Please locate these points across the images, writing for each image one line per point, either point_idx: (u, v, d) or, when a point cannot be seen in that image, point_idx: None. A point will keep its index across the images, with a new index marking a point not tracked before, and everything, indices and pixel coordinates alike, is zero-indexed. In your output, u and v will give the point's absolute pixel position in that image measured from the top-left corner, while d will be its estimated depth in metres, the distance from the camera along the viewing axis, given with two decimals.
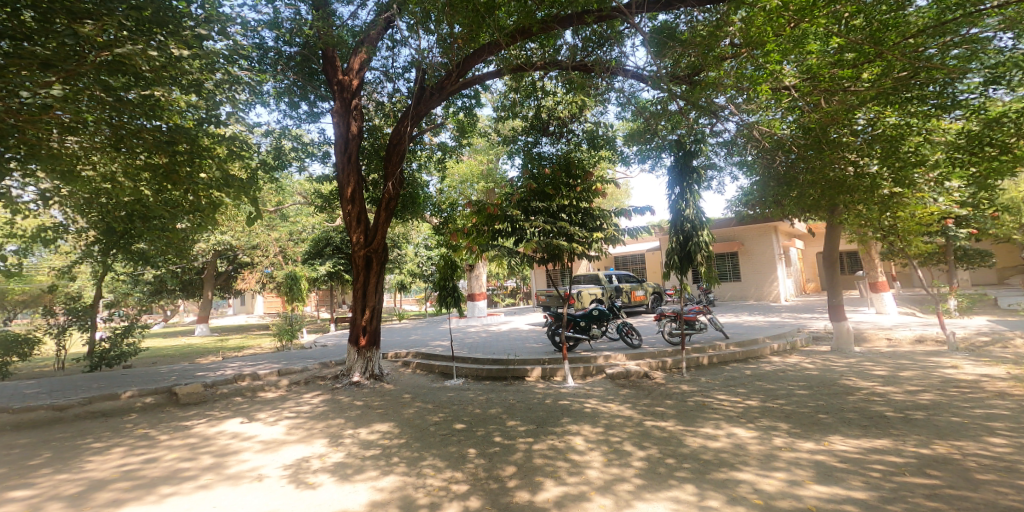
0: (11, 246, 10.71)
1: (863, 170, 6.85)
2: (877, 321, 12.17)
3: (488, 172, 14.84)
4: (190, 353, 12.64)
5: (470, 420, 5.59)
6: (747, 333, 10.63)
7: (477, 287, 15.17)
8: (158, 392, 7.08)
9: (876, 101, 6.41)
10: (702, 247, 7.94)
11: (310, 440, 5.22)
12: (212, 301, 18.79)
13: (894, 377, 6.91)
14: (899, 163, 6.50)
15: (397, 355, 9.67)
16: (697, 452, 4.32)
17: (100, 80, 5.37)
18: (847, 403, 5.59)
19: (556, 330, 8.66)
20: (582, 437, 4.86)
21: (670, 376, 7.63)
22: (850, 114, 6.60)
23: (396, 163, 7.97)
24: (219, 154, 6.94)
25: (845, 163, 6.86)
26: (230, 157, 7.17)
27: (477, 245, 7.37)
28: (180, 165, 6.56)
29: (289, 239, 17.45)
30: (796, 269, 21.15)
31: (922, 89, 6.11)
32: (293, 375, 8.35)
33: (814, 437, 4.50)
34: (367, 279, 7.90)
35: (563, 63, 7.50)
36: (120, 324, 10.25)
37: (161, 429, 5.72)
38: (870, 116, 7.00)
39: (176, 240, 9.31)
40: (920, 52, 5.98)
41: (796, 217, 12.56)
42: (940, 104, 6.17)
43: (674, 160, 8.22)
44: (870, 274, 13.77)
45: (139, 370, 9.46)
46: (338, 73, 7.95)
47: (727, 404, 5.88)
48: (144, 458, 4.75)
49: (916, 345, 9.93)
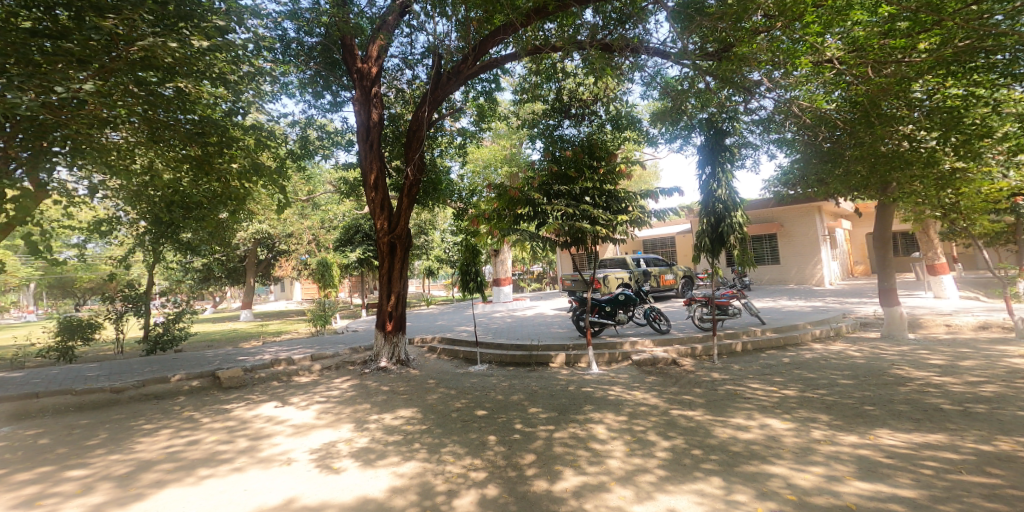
0: (74, 238, 11.39)
1: (920, 144, 6.27)
2: (934, 306, 11.39)
3: (512, 157, 14.63)
4: (235, 338, 13.21)
5: (492, 406, 5.57)
6: (786, 318, 10.17)
7: (503, 273, 15.16)
8: (203, 376, 7.36)
9: (936, 71, 5.89)
10: (735, 228, 7.56)
11: (338, 425, 5.31)
12: (254, 288, 19.54)
13: (952, 366, 6.44)
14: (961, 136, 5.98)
15: (423, 341, 9.78)
16: (725, 443, 4.14)
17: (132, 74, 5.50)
18: (897, 395, 5.23)
19: (581, 316, 8.52)
20: (605, 426, 4.75)
21: (701, 363, 7.39)
22: (906, 86, 6.08)
23: (416, 149, 7.90)
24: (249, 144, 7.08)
25: (897, 137, 6.33)
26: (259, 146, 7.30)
27: (498, 231, 7.19)
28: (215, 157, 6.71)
29: (322, 227, 17.88)
30: (841, 251, 20.07)
31: (986, 55, 5.59)
32: (325, 360, 8.55)
33: (857, 430, 4.23)
34: (392, 265, 7.96)
35: (584, 42, 7.24)
36: (172, 310, 10.76)
37: (204, 412, 5.97)
38: (929, 88, 6.45)
39: (216, 229, 9.67)
40: (985, 20, 5.48)
41: (840, 196, 11.87)
42: (1010, 71, 5.63)
43: (705, 139, 7.83)
44: (927, 256, 12.88)
45: (188, 354, 9.92)
46: (357, 61, 7.91)
47: (760, 393, 5.63)
48: (186, 440, 4.95)
49: (979, 331, 9.25)
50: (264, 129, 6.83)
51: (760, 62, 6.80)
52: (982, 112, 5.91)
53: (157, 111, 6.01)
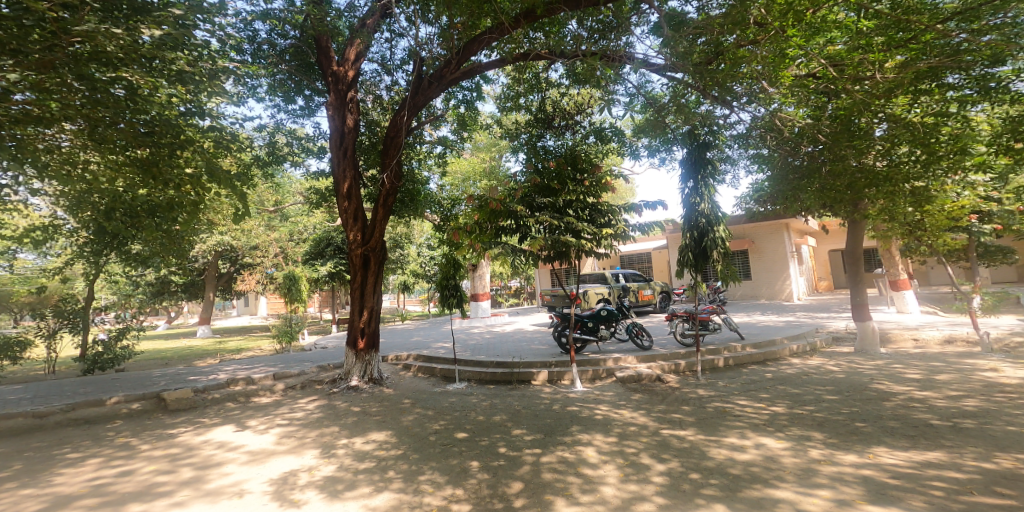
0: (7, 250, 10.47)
1: (892, 161, 6.38)
2: (901, 321, 11.65)
3: (491, 170, 14.43)
4: (188, 356, 12.38)
5: (473, 429, 5.21)
6: (764, 333, 10.18)
7: (480, 287, 14.85)
8: (146, 398, 6.70)
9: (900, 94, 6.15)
10: (718, 243, 7.50)
11: (301, 451, 4.84)
12: (213, 303, 18.50)
13: (930, 381, 6.47)
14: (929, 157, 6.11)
15: (398, 358, 9.31)
16: (723, 466, 3.91)
17: (71, 67, 5.03)
18: (886, 410, 5.15)
19: (562, 332, 8.26)
20: (594, 448, 4.47)
21: (685, 379, 7.21)
22: (880, 105, 6.26)
23: (393, 155, 7.59)
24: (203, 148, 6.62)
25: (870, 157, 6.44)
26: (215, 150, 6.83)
27: (481, 243, 6.87)
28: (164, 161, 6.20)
29: (290, 239, 17.19)
30: (808, 267, 20.65)
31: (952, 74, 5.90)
32: (289, 379, 7.98)
33: (855, 449, 4.07)
34: (365, 279, 7.55)
35: (569, 52, 7.15)
36: (115, 326, 10.02)
37: (144, 438, 5.37)
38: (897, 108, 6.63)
39: (170, 240, 9.02)
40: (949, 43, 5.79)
41: (810, 212, 12.16)
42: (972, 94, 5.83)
43: (687, 153, 7.82)
44: (890, 272, 13.27)
45: (132, 374, 9.11)
46: (332, 64, 7.57)
47: (750, 410, 5.46)
48: (120, 471, 4.39)
49: (945, 345, 9.46)
50: (221, 131, 6.41)
51: (742, 75, 6.82)
52: (955, 129, 6.02)
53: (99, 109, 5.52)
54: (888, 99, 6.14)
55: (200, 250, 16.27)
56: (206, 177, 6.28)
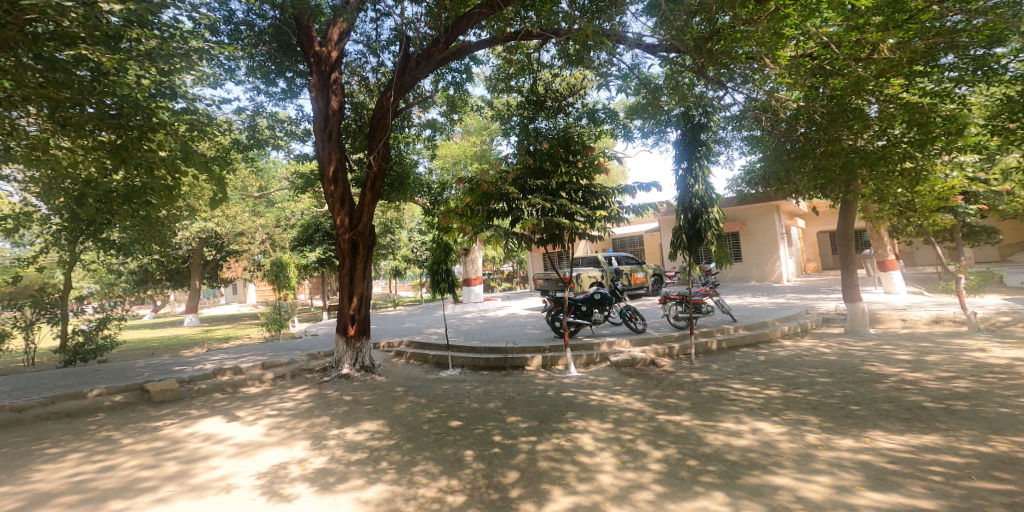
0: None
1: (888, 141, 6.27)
2: (889, 301, 11.75)
3: (482, 153, 14.19)
4: (174, 345, 12.17)
5: (467, 417, 5.13)
6: (756, 315, 10.20)
7: (472, 272, 14.69)
8: (129, 390, 6.56)
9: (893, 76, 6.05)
10: (712, 225, 7.42)
11: (290, 442, 4.73)
12: (200, 290, 18.21)
13: (921, 361, 6.51)
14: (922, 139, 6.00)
15: (389, 345, 9.19)
16: (721, 452, 3.88)
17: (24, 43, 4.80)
18: (879, 393, 5.16)
19: (556, 316, 8.18)
20: (590, 436, 4.42)
21: (678, 363, 7.19)
22: (876, 86, 6.17)
23: (379, 137, 7.34)
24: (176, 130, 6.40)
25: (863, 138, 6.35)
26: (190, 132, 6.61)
27: (471, 226, 6.86)
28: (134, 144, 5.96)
29: (277, 226, 16.87)
30: (797, 249, 20.77)
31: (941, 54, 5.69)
32: (278, 368, 7.85)
33: (851, 433, 4.06)
34: (354, 265, 7.38)
35: (560, 31, 6.95)
36: (96, 315, 9.71)
37: (127, 431, 5.23)
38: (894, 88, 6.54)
39: (150, 227, 8.76)
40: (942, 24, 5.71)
41: (802, 194, 12.14)
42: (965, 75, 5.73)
43: (681, 134, 7.68)
44: (879, 253, 13.37)
45: (114, 365, 8.91)
46: (314, 44, 7.24)
47: (745, 394, 5.45)
48: (101, 466, 4.25)
49: (933, 325, 9.55)
50: (194, 112, 6.16)
51: (735, 55, 6.68)
52: (950, 110, 5.94)
53: (61, 88, 5.31)
54: (884, 79, 6.03)
55: (184, 237, 15.90)
56: (179, 162, 6.05)
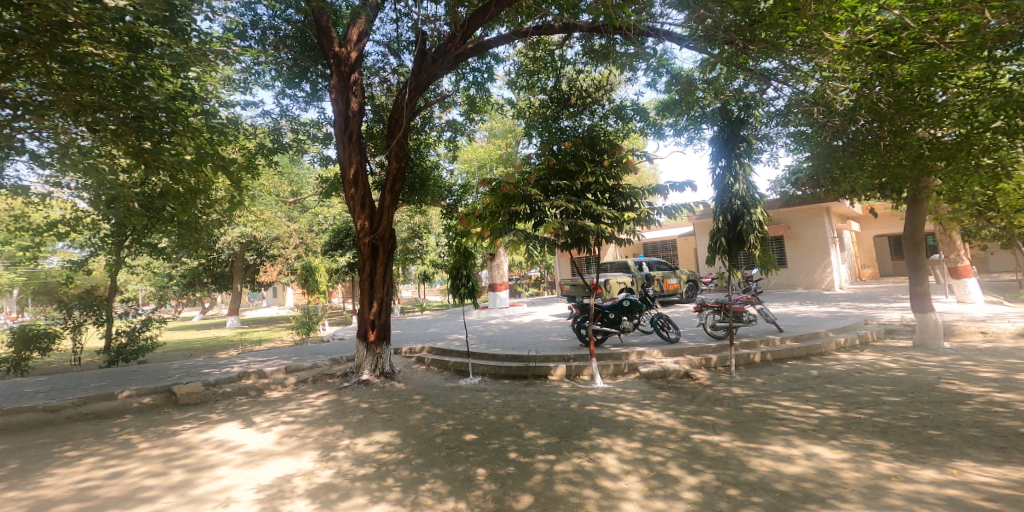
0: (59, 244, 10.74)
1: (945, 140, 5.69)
2: (964, 312, 10.58)
3: (507, 157, 13.95)
4: (211, 347, 12.47)
5: (483, 430, 4.80)
6: (805, 325, 9.40)
7: (498, 277, 14.43)
8: (157, 392, 6.56)
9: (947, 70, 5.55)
10: (755, 227, 6.78)
11: (299, 452, 4.53)
12: (239, 294, 18.77)
13: (1009, 381, 5.68)
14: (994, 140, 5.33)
15: (412, 351, 9.00)
16: (768, 480, 3.38)
17: (52, 47, 4.75)
18: (964, 416, 4.46)
19: (582, 324, 7.74)
20: (615, 456, 4.00)
21: (716, 376, 6.63)
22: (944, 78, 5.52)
23: (400, 138, 7.17)
24: (198, 132, 6.35)
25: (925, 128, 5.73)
26: (211, 136, 6.55)
27: (490, 231, 6.44)
28: (158, 148, 5.89)
29: (310, 230, 17.17)
30: (851, 254, 19.38)
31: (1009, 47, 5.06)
32: (301, 372, 7.77)
33: (932, 462, 3.46)
34: (374, 269, 7.21)
35: (583, 25, 6.76)
36: (138, 317, 9.95)
37: (145, 435, 5.18)
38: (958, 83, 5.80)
39: (183, 231, 8.92)
40: None
41: (856, 194, 11.18)
42: None
43: (717, 130, 7.06)
44: (950, 259, 12.17)
45: (151, 366, 9.07)
46: (334, 45, 7.15)
47: (795, 413, 4.86)
48: (110, 472, 4.17)
49: (1019, 339, 8.46)
50: (215, 115, 6.13)
51: (775, 42, 6.17)
52: None
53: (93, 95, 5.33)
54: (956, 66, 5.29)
55: (224, 241, 16.50)
56: (201, 165, 5.97)
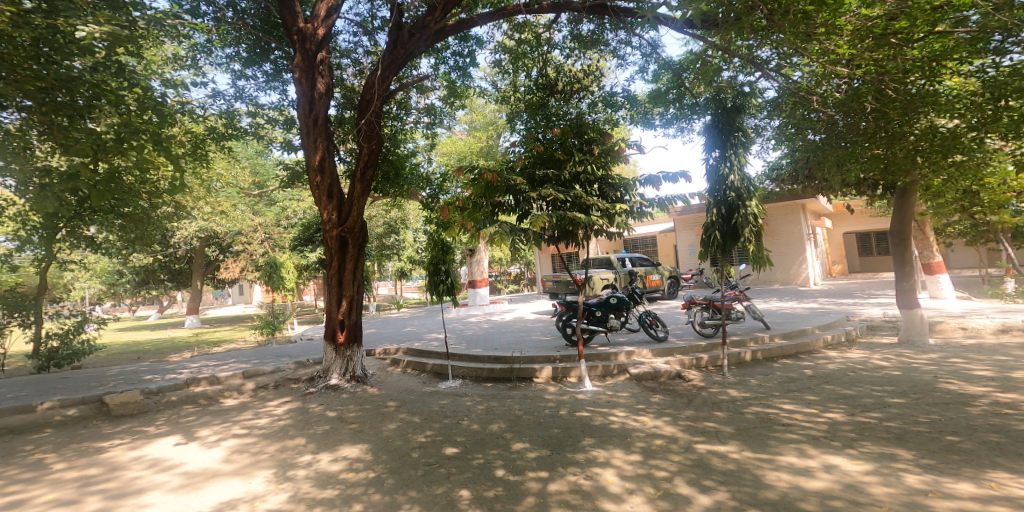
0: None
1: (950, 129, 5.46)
2: (942, 308, 10.63)
3: (487, 150, 13.48)
4: (164, 349, 11.56)
5: (465, 442, 4.30)
6: (791, 322, 9.23)
7: (477, 274, 13.91)
8: (85, 403, 5.81)
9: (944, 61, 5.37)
10: (750, 220, 6.48)
11: (250, 472, 3.94)
12: (200, 292, 17.70)
13: (1007, 379, 5.52)
14: (997, 128, 5.09)
15: (386, 351, 8.42)
16: (791, 498, 3.00)
17: None
18: (978, 420, 4.20)
19: (568, 322, 7.31)
20: (615, 471, 3.57)
21: (709, 377, 6.29)
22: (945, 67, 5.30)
23: (371, 122, 6.58)
24: (129, 110, 5.58)
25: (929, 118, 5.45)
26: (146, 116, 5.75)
27: (472, 223, 5.93)
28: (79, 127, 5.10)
29: (278, 225, 16.30)
30: (824, 251, 19.65)
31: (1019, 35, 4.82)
32: (260, 377, 7.09)
33: (964, 474, 3.14)
34: (343, 264, 6.62)
35: (573, 5, 6.33)
36: (70, 319, 8.99)
37: (63, 454, 4.48)
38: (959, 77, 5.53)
39: (122, 223, 8.07)
40: None
41: (839, 191, 11.10)
42: None
43: (711, 120, 6.70)
44: (923, 255, 12.30)
45: (86, 372, 8.19)
46: (298, 20, 6.44)
47: (801, 418, 4.54)
48: (9, 502, 3.49)
49: (1000, 335, 8.45)
50: (148, 91, 5.35)
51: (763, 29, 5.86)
52: None
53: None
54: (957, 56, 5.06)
55: (181, 236, 15.47)
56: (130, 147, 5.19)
